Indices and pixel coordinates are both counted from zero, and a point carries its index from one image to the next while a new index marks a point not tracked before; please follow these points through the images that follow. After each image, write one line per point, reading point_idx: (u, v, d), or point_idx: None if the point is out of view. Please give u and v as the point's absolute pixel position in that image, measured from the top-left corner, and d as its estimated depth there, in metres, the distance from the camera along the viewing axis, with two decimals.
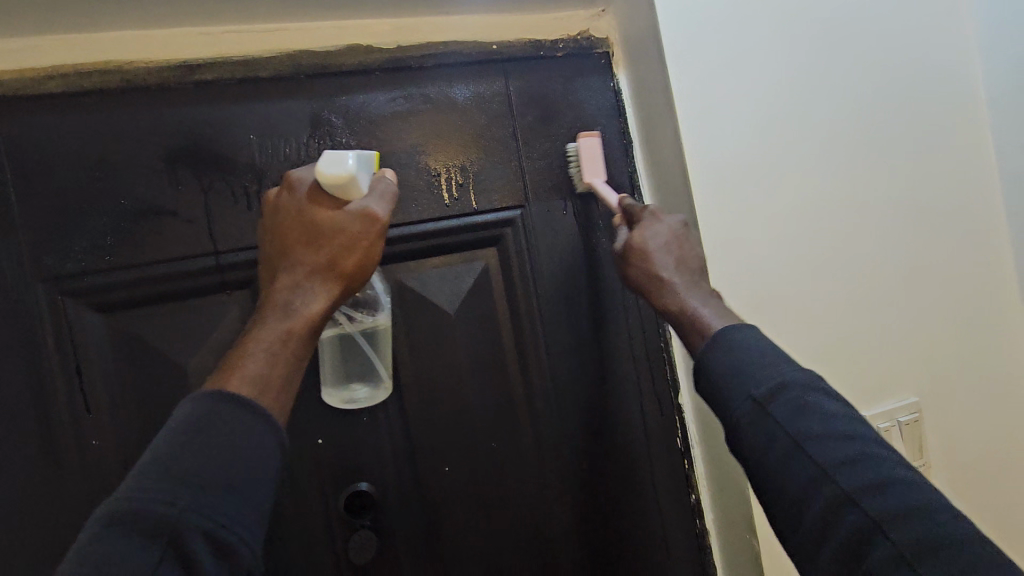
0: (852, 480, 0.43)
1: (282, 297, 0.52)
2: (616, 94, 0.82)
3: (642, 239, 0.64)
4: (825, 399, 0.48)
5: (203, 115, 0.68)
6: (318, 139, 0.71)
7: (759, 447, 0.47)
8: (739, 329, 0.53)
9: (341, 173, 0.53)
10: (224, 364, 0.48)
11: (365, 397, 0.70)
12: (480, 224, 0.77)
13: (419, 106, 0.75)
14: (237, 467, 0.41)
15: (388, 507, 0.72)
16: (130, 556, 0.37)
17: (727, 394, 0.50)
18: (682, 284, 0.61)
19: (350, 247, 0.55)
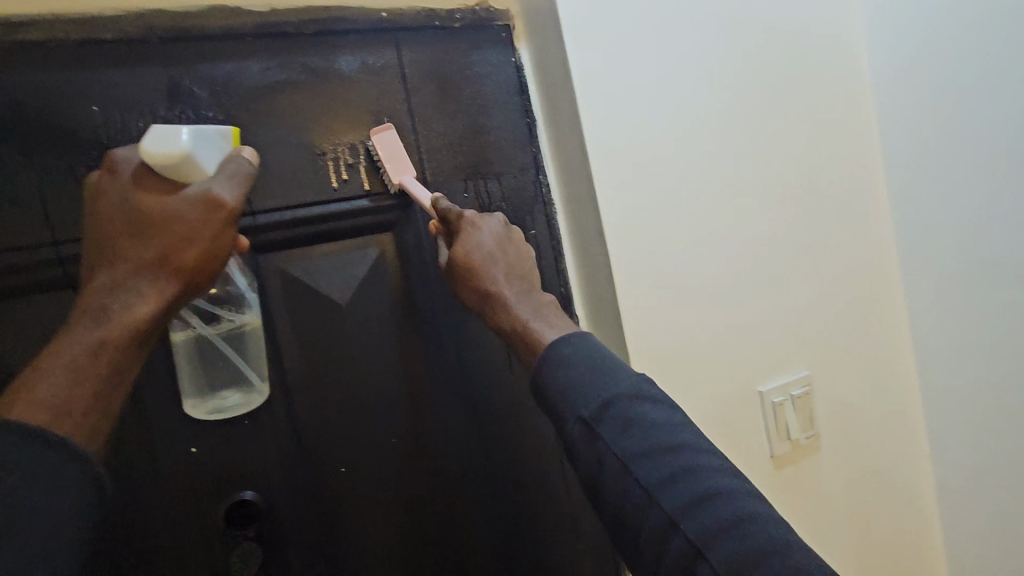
0: (673, 497, 0.45)
1: (101, 297, 0.49)
2: (518, 69, 0.79)
3: (463, 252, 0.64)
4: (652, 410, 0.49)
5: (33, 81, 0.58)
6: (179, 113, 0.63)
7: (592, 467, 0.49)
8: (568, 341, 0.54)
9: (172, 150, 0.50)
10: (23, 376, 0.44)
11: (236, 404, 0.64)
12: (374, 208, 0.71)
13: (299, 78, 0.68)
14: (6, 526, 0.39)
15: (276, 514, 0.67)
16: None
17: (561, 413, 0.51)
18: (512, 296, 0.64)
19: (186, 241, 0.51)
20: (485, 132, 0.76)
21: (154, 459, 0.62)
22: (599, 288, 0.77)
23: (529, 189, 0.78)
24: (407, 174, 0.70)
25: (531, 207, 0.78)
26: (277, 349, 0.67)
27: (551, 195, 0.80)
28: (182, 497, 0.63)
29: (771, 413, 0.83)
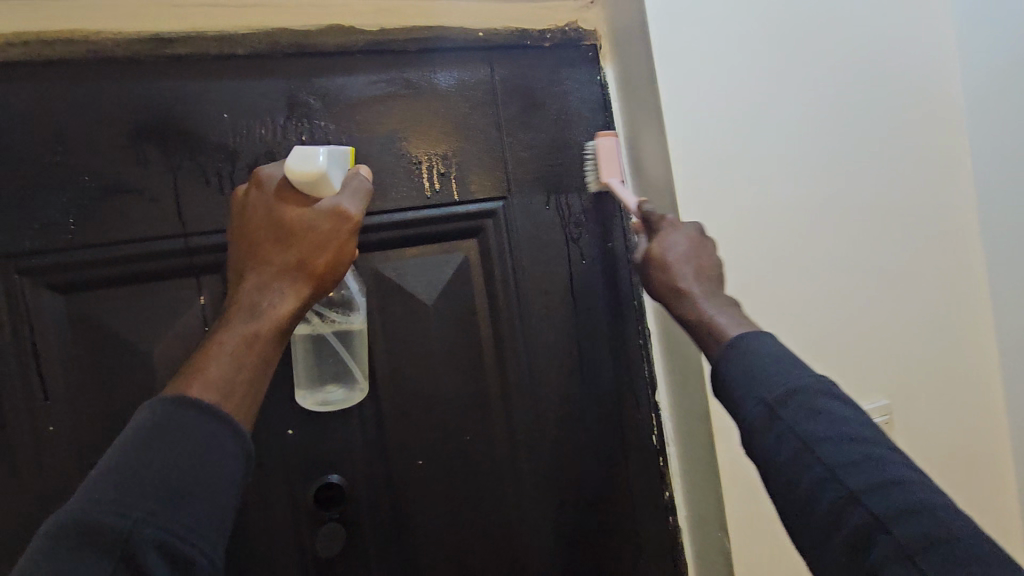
0: (861, 482, 0.44)
1: (249, 298, 0.52)
2: (603, 87, 0.81)
3: (660, 249, 0.64)
4: (835, 402, 0.48)
5: (175, 91, 0.65)
6: (295, 121, 0.69)
7: (771, 451, 0.48)
8: (763, 332, 0.54)
9: (310, 170, 0.53)
10: (189, 364, 0.48)
11: (340, 399, 0.67)
12: (462, 215, 0.75)
13: (401, 92, 0.73)
14: (190, 480, 0.41)
15: (360, 498, 0.71)
16: (84, 569, 0.37)
17: (740, 397, 0.51)
18: (700, 293, 0.61)
19: (321, 247, 0.55)
20: (570, 146, 0.79)
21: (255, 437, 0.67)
22: None
23: (608, 202, 0.81)
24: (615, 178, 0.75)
25: (609, 221, 0.81)
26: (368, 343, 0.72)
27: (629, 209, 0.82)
28: (277, 475, 0.68)
29: None
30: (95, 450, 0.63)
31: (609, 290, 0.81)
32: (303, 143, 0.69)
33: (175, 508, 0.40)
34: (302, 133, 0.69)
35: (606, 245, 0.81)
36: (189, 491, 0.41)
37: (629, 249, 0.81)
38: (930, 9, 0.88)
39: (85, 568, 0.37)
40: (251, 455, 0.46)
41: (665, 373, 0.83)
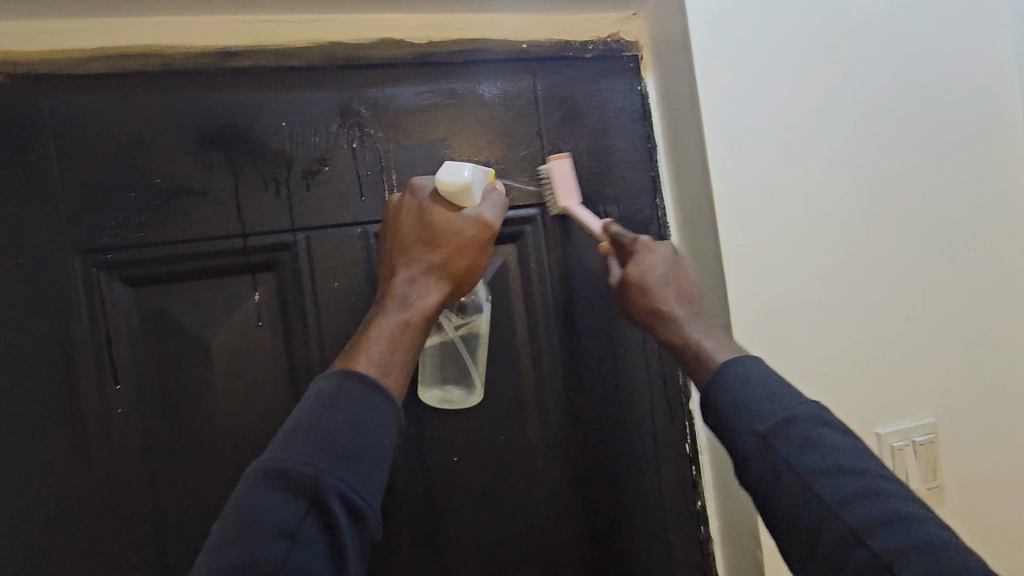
0: (858, 515, 0.45)
1: (402, 291, 0.61)
2: (643, 97, 0.82)
3: (638, 273, 0.65)
4: (829, 433, 0.50)
5: (239, 101, 0.70)
6: (347, 129, 0.73)
7: (764, 480, 0.49)
8: (750, 361, 0.56)
9: (457, 181, 0.61)
10: (356, 343, 0.58)
11: (460, 398, 0.73)
12: (501, 221, 0.77)
13: (446, 102, 0.76)
14: (358, 445, 0.50)
15: (397, 491, 0.73)
16: (284, 511, 0.46)
17: (732, 425, 0.52)
18: (683, 316, 0.63)
19: (464, 250, 0.63)
20: (608, 155, 0.81)
21: None
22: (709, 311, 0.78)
23: (645, 211, 0.81)
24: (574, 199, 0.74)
25: (646, 229, 0.81)
26: None
27: (666, 217, 0.83)
28: None
29: (890, 457, 0.79)
30: (158, 432, 0.68)
31: None
32: (353, 150, 0.73)
33: (351, 467, 0.49)
34: (353, 141, 0.73)
35: None
36: (359, 453, 0.50)
37: None
38: (987, 16, 0.85)
39: (286, 509, 0.46)
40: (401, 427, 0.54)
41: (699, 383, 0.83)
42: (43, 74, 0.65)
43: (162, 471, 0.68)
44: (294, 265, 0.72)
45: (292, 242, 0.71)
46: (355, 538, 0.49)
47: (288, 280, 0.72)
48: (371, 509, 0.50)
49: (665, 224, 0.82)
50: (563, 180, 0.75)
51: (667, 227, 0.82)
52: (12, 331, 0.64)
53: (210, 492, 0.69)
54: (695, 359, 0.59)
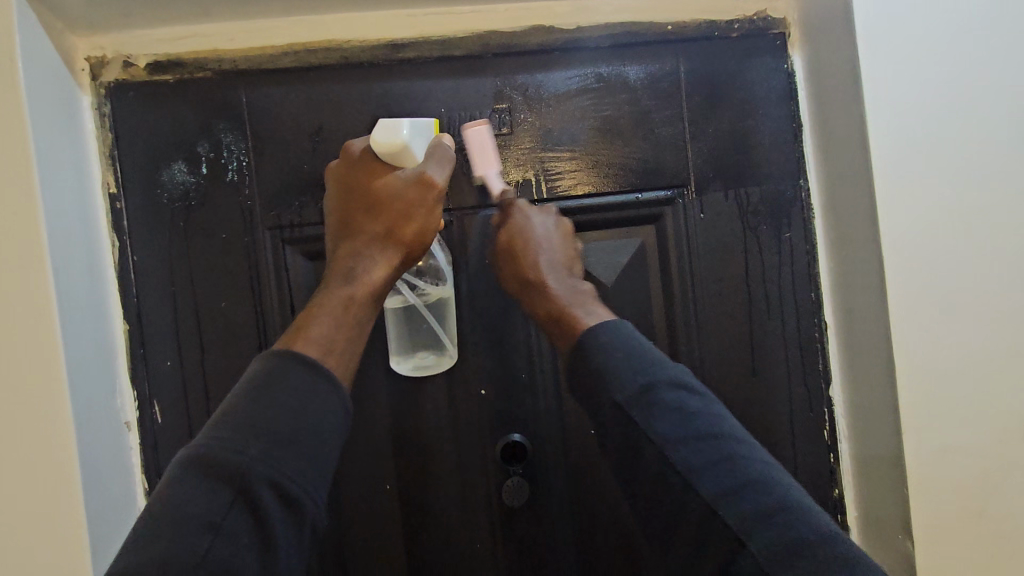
0: (709, 486, 0.51)
1: (347, 265, 0.63)
2: (790, 75, 0.81)
3: (510, 238, 0.69)
4: (686, 399, 0.55)
5: (404, 90, 0.76)
6: (499, 115, 0.77)
7: (626, 446, 0.54)
8: (608, 325, 0.59)
9: (394, 141, 0.62)
10: (299, 323, 0.59)
11: (431, 363, 0.76)
12: (642, 202, 0.79)
13: (592, 86, 0.78)
14: (296, 427, 0.51)
15: (540, 458, 0.78)
16: (213, 498, 0.47)
17: (597, 391, 0.56)
18: (553, 283, 0.67)
19: (406, 216, 0.64)
20: (752, 136, 0.80)
21: (456, 393, 0.77)
22: (859, 296, 0.76)
23: (787, 193, 0.80)
24: (491, 171, 0.71)
25: (790, 210, 0.80)
26: None
27: (811, 199, 0.81)
28: (470, 428, 0.77)
29: None
30: None
31: (787, 282, 0.80)
32: (504, 135, 0.77)
33: (286, 453, 0.50)
34: (504, 126, 0.77)
35: (784, 236, 0.80)
36: (297, 440, 0.51)
37: (808, 240, 0.81)
38: None
39: (207, 505, 0.47)
40: (349, 406, 0.55)
41: (840, 370, 0.81)
42: (241, 69, 0.73)
43: None
44: (451, 243, 0.77)
45: (448, 221, 0.77)
46: (288, 526, 0.49)
47: (444, 256, 0.77)
48: (311, 498, 0.50)
49: (809, 206, 0.81)
50: (480, 153, 0.70)
51: (810, 210, 0.81)
52: (215, 298, 0.73)
53: (376, 448, 0.76)
54: (570, 322, 0.62)
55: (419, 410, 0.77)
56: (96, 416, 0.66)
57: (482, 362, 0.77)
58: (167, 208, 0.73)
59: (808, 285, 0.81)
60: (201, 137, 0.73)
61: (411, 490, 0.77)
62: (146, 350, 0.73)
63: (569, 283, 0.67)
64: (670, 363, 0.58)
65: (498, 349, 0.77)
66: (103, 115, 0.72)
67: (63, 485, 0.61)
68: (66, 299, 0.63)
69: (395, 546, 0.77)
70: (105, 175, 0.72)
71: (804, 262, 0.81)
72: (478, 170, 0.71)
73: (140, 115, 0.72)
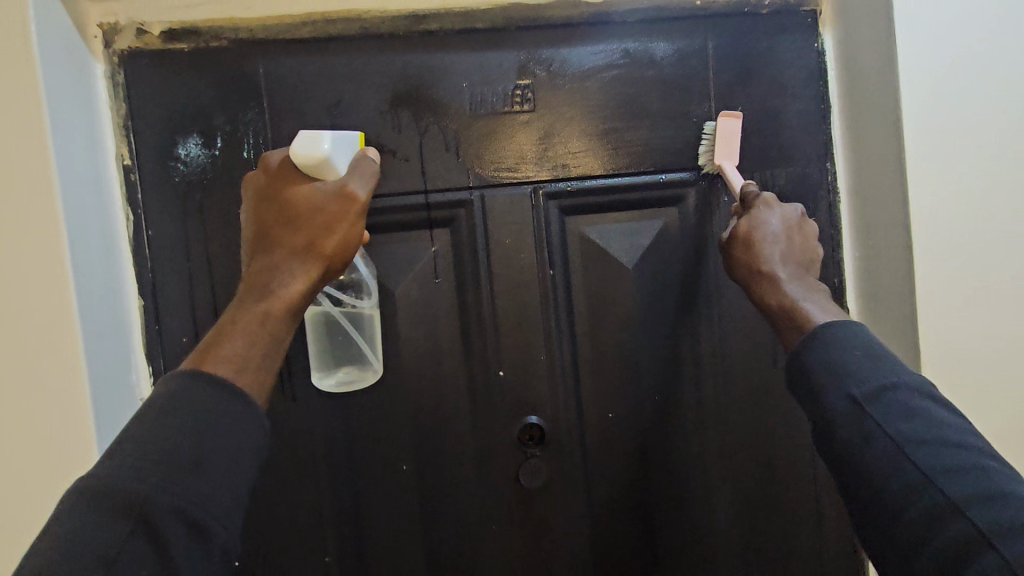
0: (967, 499, 0.42)
1: (262, 278, 0.56)
2: (821, 54, 0.78)
3: (747, 229, 0.67)
4: (938, 406, 0.47)
5: (426, 63, 0.74)
6: (522, 90, 0.75)
7: (853, 445, 0.47)
8: (847, 324, 0.54)
9: (314, 154, 0.56)
10: (209, 340, 0.52)
11: (355, 378, 0.73)
12: (666, 182, 0.78)
13: (618, 62, 0.76)
14: (206, 451, 0.45)
15: (558, 440, 0.77)
16: (107, 532, 0.40)
17: (820, 384, 0.51)
18: (783, 277, 0.63)
19: (329, 229, 0.58)
20: (780, 116, 0.78)
21: (474, 373, 0.76)
22: (884, 281, 0.75)
23: (814, 176, 0.79)
24: (657, 153, 0.73)
25: (816, 193, 0.79)
26: (570, 301, 0.77)
27: (837, 181, 0.80)
28: (488, 409, 0.77)
29: None
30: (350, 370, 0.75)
31: None
32: (527, 111, 0.76)
33: (196, 479, 0.44)
34: (527, 102, 0.76)
35: (808, 220, 0.79)
36: (211, 460, 0.44)
37: (834, 224, 0.79)
38: None
39: (102, 537, 0.40)
40: (267, 426, 0.49)
41: None
42: (259, 39, 0.71)
43: (353, 408, 0.75)
44: (471, 221, 0.75)
45: (469, 200, 0.75)
46: (201, 555, 0.43)
47: (464, 235, 0.76)
48: (223, 524, 0.44)
49: (835, 189, 0.79)
50: (645, 134, 0.73)
51: (837, 194, 0.79)
52: (232, 274, 0.72)
53: (393, 428, 0.76)
54: (796, 319, 0.58)
55: (436, 391, 0.76)
56: (112, 390, 0.65)
57: (501, 343, 0.76)
58: (182, 181, 0.71)
59: (832, 270, 0.79)
60: (217, 109, 0.71)
61: (428, 471, 0.76)
62: (162, 327, 0.72)
63: (795, 283, 0.62)
64: (907, 367, 0.50)
65: (518, 329, 0.76)
66: (117, 85, 0.70)
67: (80, 460, 0.60)
68: (82, 272, 0.62)
69: (411, 525, 0.76)
70: (119, 146, 0.70)
71: (828, 248, 0.79)
72: (642, 150, 0.73)
73: (155, 84, 0.70)
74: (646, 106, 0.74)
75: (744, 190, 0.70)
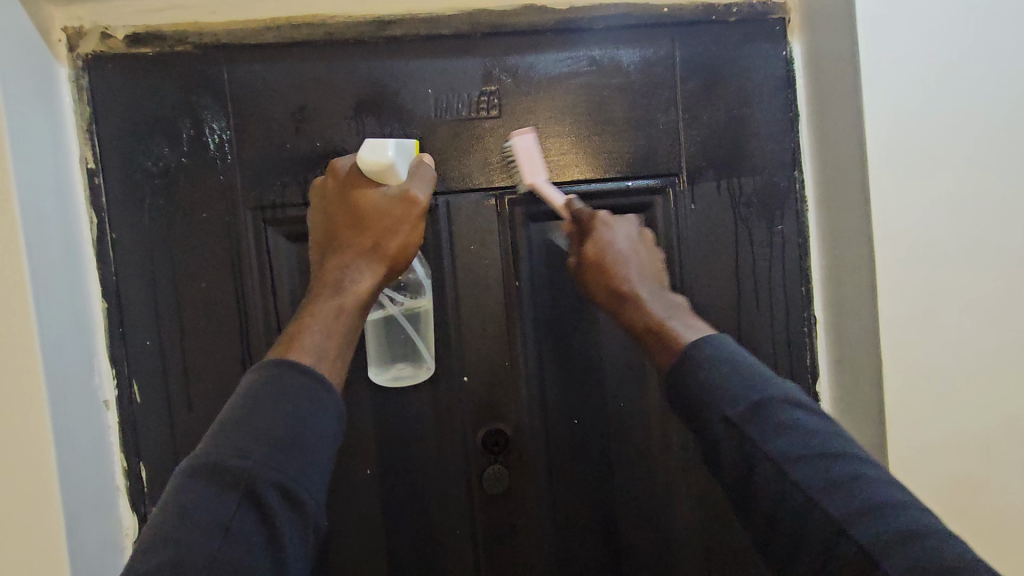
0: (837, 504, 0.48)
1: (335, 275, 0.61)
2: (789, 63, 0.78)
3: (596, 251, 0.68)
4: (802, 416, 0.53)
5: (390, 69, 0.74)
6: (487, 96, 0.75)
7: (741, 467, 0.52)
8: (715, 341, 0.58)
9: (379, 161, 0.60)
10: (290, 331, 0.58)
11: (408, 374, 0.76)
12: (633, 189, 0.78)
13: (584, 69, 0.76)
14: (298, 432, 0.49)
15: (522, 446, 0.77)
16: (218, 501, 0.46)
17: (701, 407, 0.55)
18: (646, 295, 0.66)
19: (391, 231, 0.63)
20: (747, 125, 0.78)
21: (439, 378, 0.77)
22: (849, 290, 0.75)
23: (781, 184, 0.79)
24: (541, 178, 0.70)
25: (783, 202, 0.79)
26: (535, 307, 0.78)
27: (805, 189, 0.80)
28: (452, 414, 0.77)
29: None
30: None
31: (776, 275, 0.79)
32: (493, 117, 0.76)
33: (288, 456, 0.48)
34: (493, 109, 0.76)
35: (775, 228, 0.79)
36: (301, 441, 0.49)
37: (801, 232, 0.79)
38: None
39: (217, 505, 0.46)
40: (344, 414, 0.53)
41: (828, 365, 0.80)
42: (223, 44, 0.71)
43: None
44: (436, 226, 0.76)
45: (434, 206, 0.75)
46: (294, 525, 0.48)
47: (429, 240, 0.76)
48: (316, 499, 0.49)
49: (802, 198, 0.79)
50: (529, 156, 0.71)
51: (804, 202, 0.79)
52: (195, 277, 0.72)
53: (357, 432, 0.76)
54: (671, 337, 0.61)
55: (400, 396, 0.76)
56: (70, 390, 0.66)
57: (465, 348, 0.76)
58: (145, 185, 0.71)
59: (798, 278, 0.79)
60: (182, 113, 0.71)
61: (391, 474, 0.76)
62: (126, 329, 0.72)
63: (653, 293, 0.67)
64: (775, 377, 0.56)
65: (482, 334, 0.76)
66: (81, 88, 0.70)
67: (33, 460, 0.60)
68: (41, 278, 0.62)
69: (375, 528, 0.77)
70: (82, 151, 0.70)
71: (795, 256, 0.79)
72: (528, 176, 0.71)
73: (120, 88, 0.70)
74: (526, 129, 0.72)
75: (572, 211, 0.68)
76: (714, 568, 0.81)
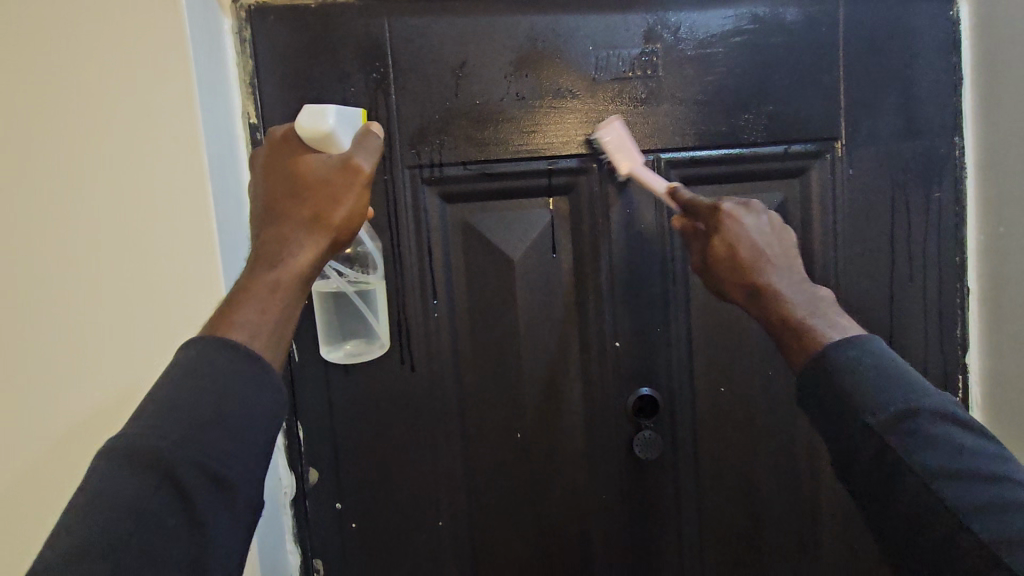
0: (986, 524, 0.40)
1: (269, 247, 0.49)
2: (955, 23, 0.76)
3: (729, 238, 0.60)
4: (964, 434, 0.43)
5: (552, 24, 0.72)
6: (648, 54, 0.73)
7: (911, 499, 0.42)
8: (859, 345, 0.48)
9: (320, 128, 0.51)
10: (221, 304, 0.46)
11: (359, 350, 0.70)
12: (790, 155, 0.76)
13: (746, 27, 0.74)
14: (226, 409, 0.41)
15: (668, 411, 0.77)
16: (138, 481, 0.38)
17: (839, 417, 0.47)
18: (782, 284, 0.56)
19: (337, 199, 0.51)
20: (909, 87, 0.76)
21: (590, 344, 0.76)
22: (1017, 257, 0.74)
23: (941, 150, 0.77)
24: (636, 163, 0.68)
25: (941, 169, 0.77)
26: (686, 273, 0.76)
27: (964, 157, 0.78)
28: (602, 379, 0.76)
29: None
30: (465, 338, 0.75)
31: (931, 244, 0.78)
32: (653, 76, 0.74)
33: (213, 435, 0.40)
34: (652, 68, 0.74)
35: (933, 195, 0.77)
36: (228, 419, 0.41)
37: (958, 201, 0.78)
38: None
39: (132, 488, 0.38)
40: (284, 394, 0.45)
41: (981, 336, 0.79)
42: None
43: (469, 376, 0.75)
44: (592, 188, 0.74)
45: (591, 166, 0.74)
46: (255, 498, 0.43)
47: (583, 203, 0.74)
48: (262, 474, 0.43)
49: (962, 165, 0.78)
50: (621, 146, 0.70)
51: (963, 169, 0.77)
52: None
53: (507, 397, 0.75)
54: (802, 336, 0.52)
55: (552, 361, 0.76)
56: None
57: (617, 314, 0.76)
58: None
59: (953, 247, 0.78)
60: (341, 67, 0.69)
61: (539, 439, 0.76)
62: None
63: (790, 279, 0.57)
64: (925, 385, 0.46)
65: (634, 300, 0.76)
66: (245, 40, 0.68)
67: None
68: (227, 258, 0.61)
69: (523, 492, 0.77)
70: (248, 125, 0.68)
71: (950, 225, 0.78)
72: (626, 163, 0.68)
73: (283, 41, 0.69)
74: (610, 120, 0.71)
75: (681, 200, 0.63)
76: (855, 540, 0.81)
